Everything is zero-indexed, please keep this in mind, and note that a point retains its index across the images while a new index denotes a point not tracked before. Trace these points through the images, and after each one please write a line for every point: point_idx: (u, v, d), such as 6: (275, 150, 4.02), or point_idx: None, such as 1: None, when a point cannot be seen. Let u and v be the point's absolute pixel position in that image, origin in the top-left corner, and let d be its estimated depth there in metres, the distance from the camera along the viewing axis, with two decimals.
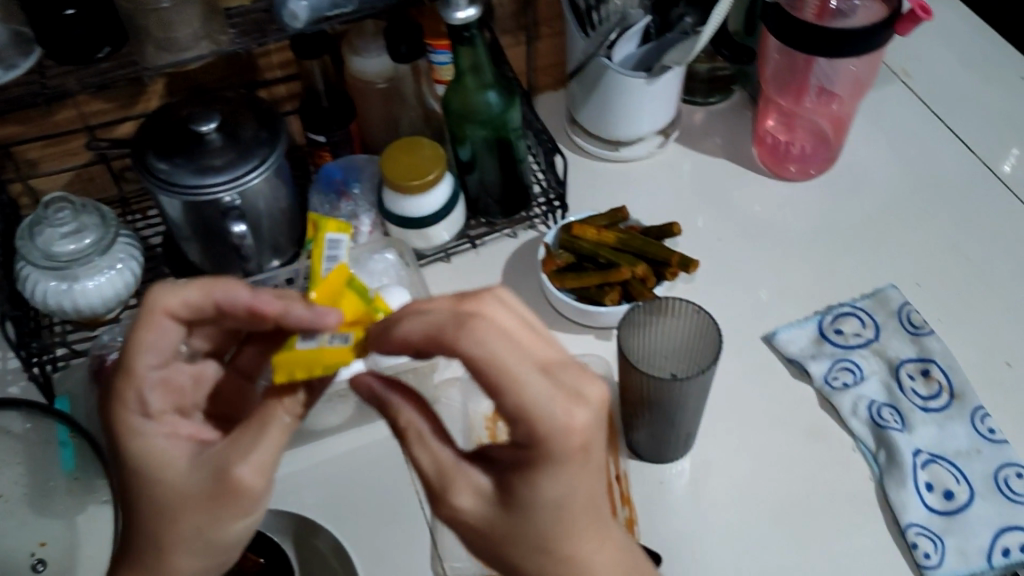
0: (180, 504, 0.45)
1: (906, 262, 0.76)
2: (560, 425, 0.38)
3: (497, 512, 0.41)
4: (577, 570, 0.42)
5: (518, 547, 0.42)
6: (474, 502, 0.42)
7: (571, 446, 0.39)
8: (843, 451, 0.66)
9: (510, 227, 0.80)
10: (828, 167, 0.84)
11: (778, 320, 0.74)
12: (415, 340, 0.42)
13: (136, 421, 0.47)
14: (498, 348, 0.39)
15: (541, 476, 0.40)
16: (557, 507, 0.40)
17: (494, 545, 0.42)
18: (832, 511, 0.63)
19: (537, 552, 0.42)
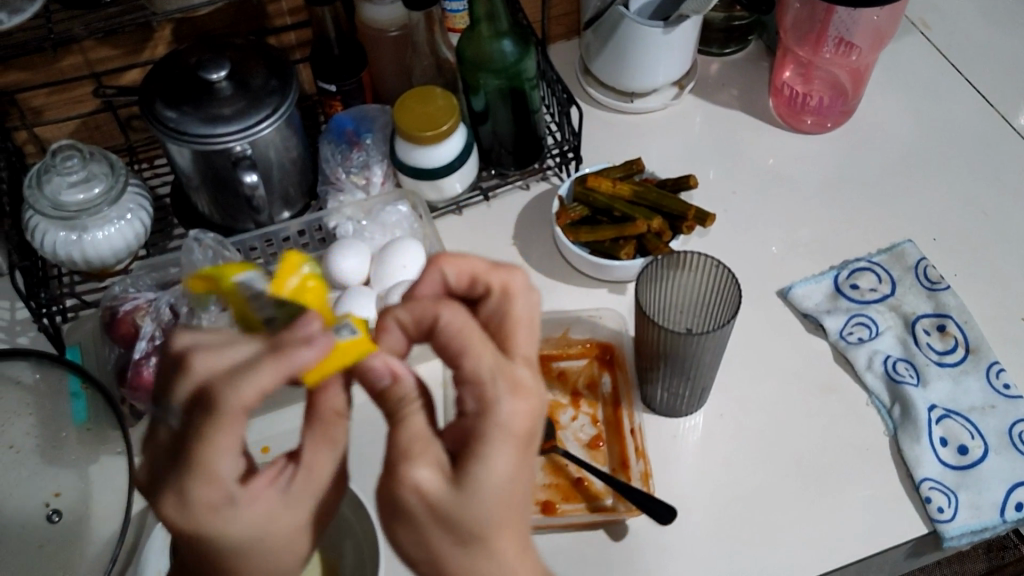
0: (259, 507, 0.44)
1: (733, 242, 0.84)
2: (500, 400, 0.43)
3: (446, 486, 0.42)
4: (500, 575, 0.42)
5: (456, 529, 0.42)
6: (432, 476, 0.42)
7: (509, 422, 0.43)
8: (671, 414, 0.72)
9: (376, 183, 0.81)
10: (669, 149, 0.91)
11: (619, 291, 0.80)
12: (409, 324, 0.48)
13: (201, 434, 0.43)
14: (469, 326, 0.46)
15: (492, 447, 0.42)
16: (499, 490, 0.42)
17: (436, 532, 0.42)
18: (669, 463, 0.70)
19: (467, 541, 0.42)
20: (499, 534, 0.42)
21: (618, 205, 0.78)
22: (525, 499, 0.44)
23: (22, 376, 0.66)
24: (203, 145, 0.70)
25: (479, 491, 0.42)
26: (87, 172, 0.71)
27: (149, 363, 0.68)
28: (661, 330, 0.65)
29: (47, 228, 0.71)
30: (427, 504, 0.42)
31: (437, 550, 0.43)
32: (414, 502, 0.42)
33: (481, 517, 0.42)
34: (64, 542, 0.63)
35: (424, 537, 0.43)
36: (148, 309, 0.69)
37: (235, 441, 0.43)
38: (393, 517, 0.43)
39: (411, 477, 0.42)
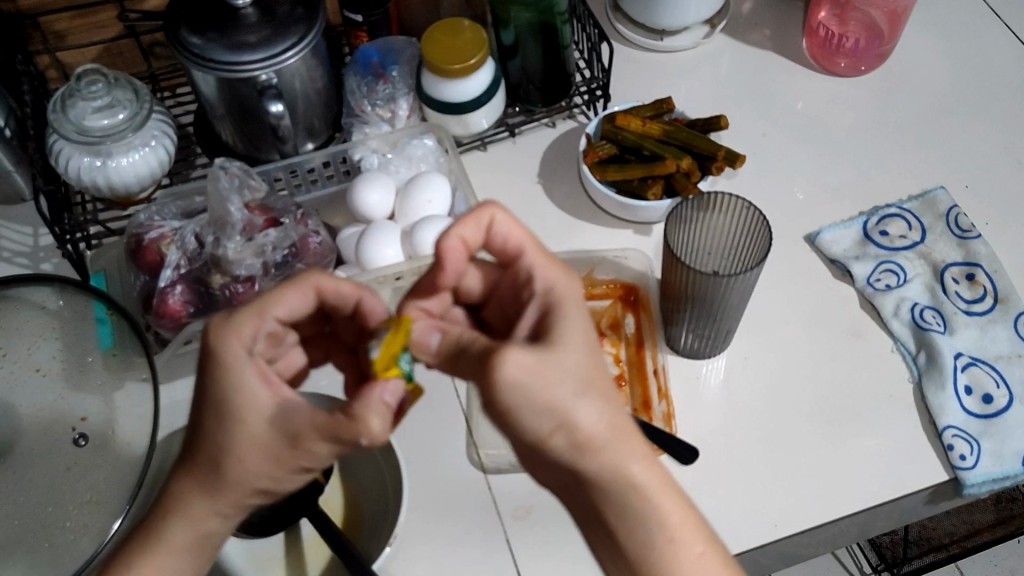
0: (247, 448, 0.45)
1: (761, 185, 0.82)
2: (564, 283, 0.47)
3: (542, 357, 0.41)
4: (616, 427, 0.43)
5: (566, 390, 0.42)
6: (527, 357, 0.41)
7: (574, 294, 0.47)
8: (694, 356, 0.72)
9: (402, 116, 0.79)
10: (698, 89, 0.89)
11: (645, 232, 0.79)
12: (471, 237, 0.50)
13: (238, 354, 0.46)
14: (518, 227, 0.50)
15: (566, 314, 0.45)
16: (587, 344, 0.44)
17: (554, 403, 0.41)
18: (690, 404, 0.70)
19: (578, 403, 0.42)
20: (604, 386, 0.44)
21: (647, 144, 0.76)
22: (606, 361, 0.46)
23: (47, 302, 0.67)
24: (228, 73, 0.69)
25: (575, 349, 0.43)
26: (111, 98, 0.70)
27: (174, 292, 0.68)
28: (688, 271, 0.65)
29: (71, 154, 0.71)
30: (531, 384, 0.41)
31: (559, 424, 0.42)
32: (524, 392, 0.40)
33: (583, 374, 0.42)
34: (92, 463, 0.64)
35: (542, 412, 0.41)
36: (174, 238, 0.69)
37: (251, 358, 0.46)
38: (500, 408, 0.41)
39: (510, 370, 0.40)
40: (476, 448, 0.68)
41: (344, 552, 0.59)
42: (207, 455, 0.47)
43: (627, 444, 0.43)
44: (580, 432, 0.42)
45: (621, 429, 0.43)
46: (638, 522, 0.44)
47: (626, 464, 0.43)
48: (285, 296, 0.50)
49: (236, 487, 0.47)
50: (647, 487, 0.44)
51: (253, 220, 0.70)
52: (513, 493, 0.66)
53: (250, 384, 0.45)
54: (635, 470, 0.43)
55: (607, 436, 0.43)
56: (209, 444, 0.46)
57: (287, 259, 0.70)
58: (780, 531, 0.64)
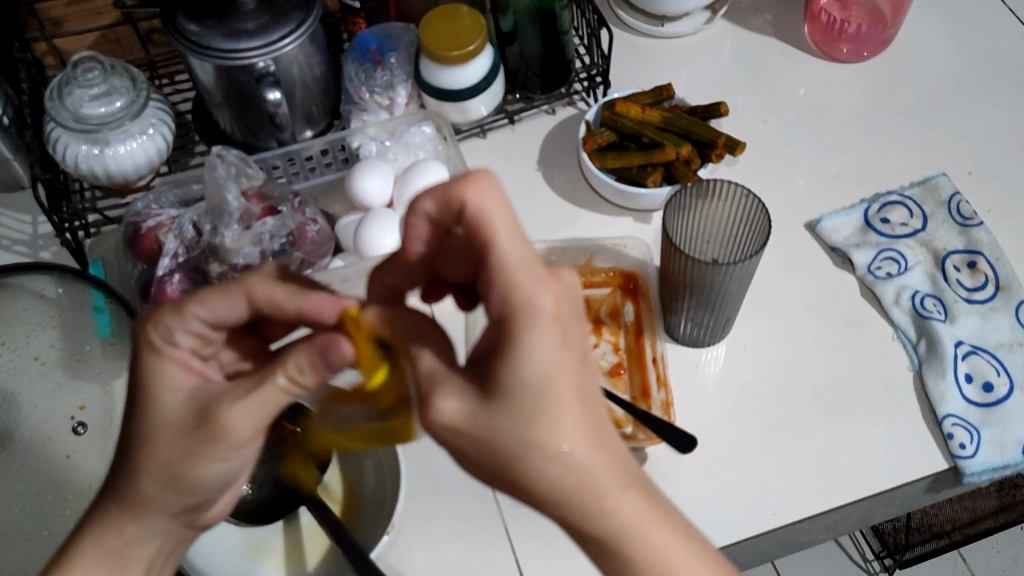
0: (161, 429, 0.44)
1: (762, 172, 0.82)
2: (529, 294, 0.39)
3: (476, 410, 0.38)
4: (578, 473, 0.38)
5: (506, 439, 0.38)
6: (455, 411, 0.38)
7: (544, 310, 0.38)
8: (693, 344, 0.72)
9: (400, 104, 0.79)
10: (700, 75, 0.88)
11: (644, 220, 0.79)
12: (435, 212, 0.44)
13: (155, 340, 0.46)
14: (495, 209, 0.41)
15: (526, 338, 0.38)
16: (543, 383, 0.38)
17: (493, 455, 0.38)
18: (689, 392, 0.70)
19: (525, 456, 0.38)
20: (567, 430, 0.38)
21: (646, 131, 0.76)
22: (584, 390, 0.39)
23: (45, 290, 0.68)
24: (226, 61, 0.68)
25: (522, 395, 0.37)
26: (108, 85, 0.70)
27: (172, 280, 0.67)
28: (687, 259, 0.64)
29: (68, 141, 0.70)
30: (462, 436, 0.38)
31: (507, 471, 0.39)
32: (454, 439, 0.38)
33: (525, 425, 0.37)
34: (92, 451, 0.63)
35: (485, 463, 0.39)
36: (171, 227, 0.69)
37: (166, 348, 0.46)
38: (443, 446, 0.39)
39: (438, 413, 0.38)
40: None
41: (343, 540, 0.59)
42: (128, 448, 0.45)
43: (592, 490, 0.38)
44: (528, 484, 0.39)
45: (579, 484, 0.38)
46: (615, 566, 0.40)
47: (595, 516, 0.39)
48: (216, 294, 0.48)
49: (149, 485, 0.45)
50: (625, 531, 0.39)
51: (251, 208, 0.69)
52: None
53: (168, 376, 0.46)
54: (607, 516, 0.39)
55: (559, 489, 0.38)
56: (132, 439, 0.45)
57: (285, 247, 0.69)
58: (780, 520, 0.64)
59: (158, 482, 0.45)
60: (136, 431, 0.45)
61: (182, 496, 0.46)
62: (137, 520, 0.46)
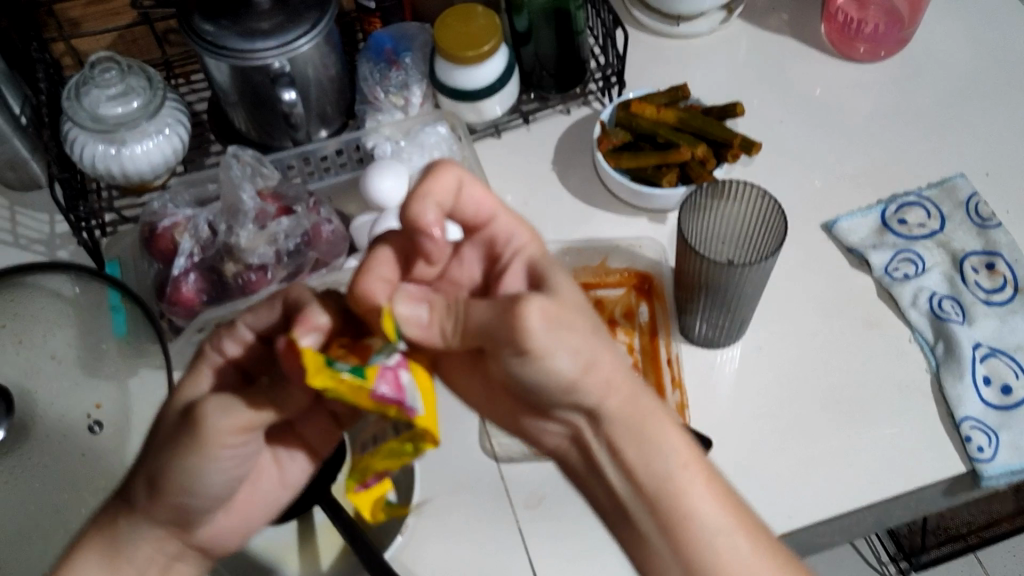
0: (165, 424, 0.48)
1: (778, 173, 0.82)
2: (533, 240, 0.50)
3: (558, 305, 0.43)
4: (624, 372, 0.45)
5: (586, 332, 0.44)
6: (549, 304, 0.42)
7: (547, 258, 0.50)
8: (708, 345, 0.72)
9: (416, 103, 0.79)
10: (715, 75, 0.88)
11: (659, 220, 0.78)
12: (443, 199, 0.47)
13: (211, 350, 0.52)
14: (478, 195, 0.50)
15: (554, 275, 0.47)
16: (580, 298, 0.46)
17: (582, 339, 0.43)
18: (704, 393, 0.70)
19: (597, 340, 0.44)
20: (605, 335, 0.46)
21: (661, 131, 0.76)
22: None
23: (62, 290, 0.70)
24: (241, 61, 0.68)
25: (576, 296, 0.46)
26: (125, 85, 0.70)
27: (188, 279, 0.68)
28: (702, 260, 0.64)
29: (85, 141, 0.71)
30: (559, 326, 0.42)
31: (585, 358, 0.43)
32: (552, 329, 0.42)
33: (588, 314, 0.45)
34: (106, 449, 0.64)
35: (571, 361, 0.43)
36: (187, 226, 0.69)
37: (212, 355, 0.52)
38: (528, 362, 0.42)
39: (538, 307, 0.42)
40: (488, 436, 0.68)
41: (358, 541, 0.59)
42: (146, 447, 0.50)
43: (632, 378, 0.45)
44: (599, 372, 0.43)
45: (629, 375, 0.45)
46: (669, 460, 0.44)
47: (638, 406, 0.45)
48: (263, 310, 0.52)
49: (139, 481, 0.48)
50: (665, 422, 0.45)
51: (267, 208, 0.69)
52: (526, 482, 0.66)
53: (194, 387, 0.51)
54: (648, 407, 0.45)
55: (620, 377, 0.45)
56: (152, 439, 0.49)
57: (300, 247, 0.70)
58: (794, 522, 0.63)
59: (144, 481, 0.48)
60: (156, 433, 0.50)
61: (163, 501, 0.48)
62: (129, 519, 0.49)
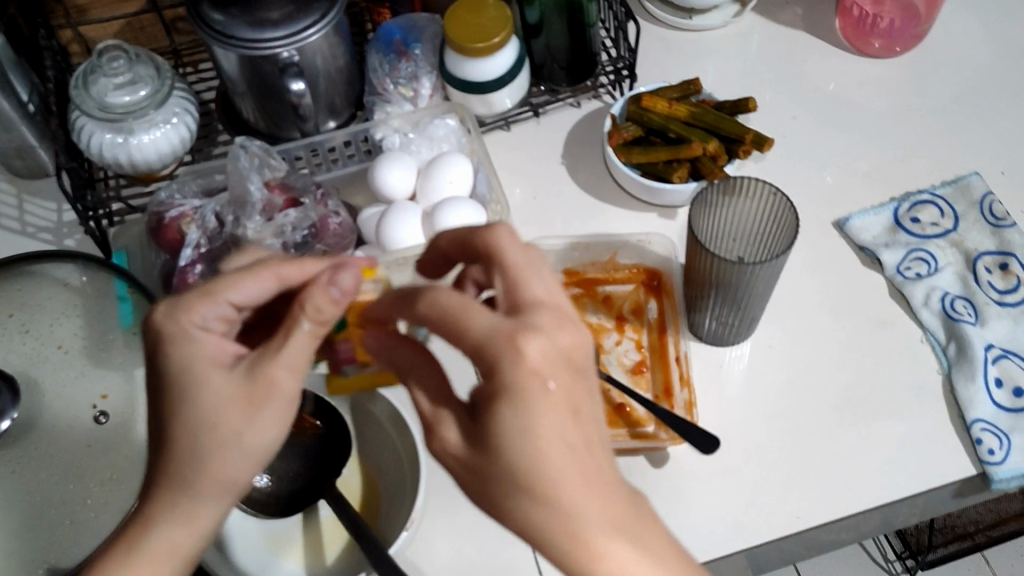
0: (215, 406, 0.43)
1: (790, 169, 0.81)
2: (502, 350, 0.39)
3: (472, 451, 0.40)
4: (565, 533, 0.38)
5: (495, 484, 0.39)
6: (458, 440, 0.41)
7: (517, 374, 0.38)
8: (716, 343, 0.71)
9: (425, 95, 0.78)
10: (728, 69, 0.87)
11: (669, 216, 0.78)
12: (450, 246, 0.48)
13: (189, 325, 0.45)
14: (460, 295, 0.41)
15: (503, 405, 0.38)
16: (529, 441, 0.38)
17: (479, 486, 0.40)
18: (712, 391, 0.69)
19: (511, 497, 0.39)
20: (559, 484, 0.38)
21: (673, 126, 0.75)
22: (580, 451, 0.39)
23: (69, 279, 0.69)
24: (250, 51, 0.68)
25: (512, 444, 0.38)
26: (133, 74, 0.70)
27: (194, 271, 0.66)
28: (712, 257, 0.64)
29: (93, 130, 0.70)
30: (464, 472, 0.40)
31: (484, 503, 0.40)
32: (456, 471, 0.41)
33: (508, 462, 0.38)
34: (112, 441, 0.64)
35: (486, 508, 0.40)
36: (194, 217, 0.68)
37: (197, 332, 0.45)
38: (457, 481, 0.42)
39: (438, 452, 0.41)
40: None
41: (362, 537, 0.59)
42: (174, 432, 0.44)
43: (585, 534, 0.38)
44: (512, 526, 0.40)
45: (561, 533, 0.38)
46: None
47: (578, 557, 0.38)
48: (240, 280, 0.47)
49: (184, 459, 0.43)
50: None
51: (274, 199, 0.69)
52: None
53: (190, 350, 0.44)
54: (597, 564, 0.38)
55: (550, 539, 0.38)
56: (176, 422, 0.43)
57: (307, 239, 0.69)
58: (801, 524, 0.63)
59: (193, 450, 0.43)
60: (176, 413, 0.43)
61: (228, 476, 0.43)
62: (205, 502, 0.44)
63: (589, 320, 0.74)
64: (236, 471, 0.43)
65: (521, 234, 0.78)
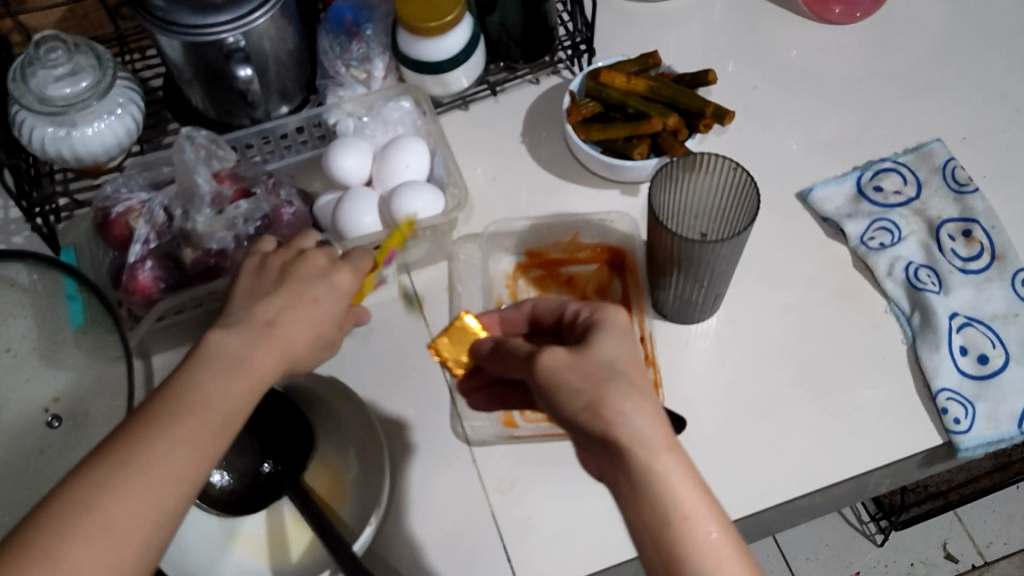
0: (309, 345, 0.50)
1: (752, 141, 0.80)
2: (609, 313, 0.49)
3: (575, 355, 0.45)
4: (637, 425, 0.42)
5: (581, 384, 0.44)
6: (561, 352, 0.45)
7: (618, 318, 0.49)
8: (681, 320, 0.70)
9: (378, 77, 0.76)
10: (688, 40, 0.86)
11: (631, 192, 0.77)
12: (511, 316, 0.59)
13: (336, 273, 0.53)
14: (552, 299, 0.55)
15: (601, 335, 0.47)
16: (614, 361, 0.45)
17: (585, 382, 0.44)
18: (679, 368, 0.68)
19: (602, 388, 0.43)
20: (637, 387, 0.44)
21: (631, 101, 0.73)
22: (648, 383, 0.45)
23: (18, 277, 0.66)
24: (193, 37, 0.65)
25: (609, 351, 0.46)
26: (73, 65, 0.67)
27: (144, 267, 0.65)
28: (672, 236, 0.62)
29: (34, 124, 0.68)
30: (563, 370, 0.44)
31: (587, 402, 0.43)
32: (560, 375, 0.44)
33: (613, 363, 0.45)
34: (65, 445, 0.62)
35: (570, 409, 0.44)
36: (142, 211, 0.66)
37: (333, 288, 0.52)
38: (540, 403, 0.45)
39: (545, 360, 0.45)
40: (459, 420, 0.67)
41: (327, 533, 0.58)
42: (261, 337, 0.48)
43: (654, 433, 0.42)
44: (604, 421, 0.43)
45: (644, 420, 0.43)
46: (652, 506, 0.41)
47: (645, 441, 0.42)
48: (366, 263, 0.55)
49: (271, 361, 0.47)
50: (668, 475, 0.42)
51: (223, 191, 0.67)
52: (499, 465, 0.65)
53: (302, 307, 0.50)
54: (658, 452, 0.42)
55: (630, 425, 0.42)
56: (291, 332, 0.49)
57: (259, 231, 0.67)
58: (768, 500, 0.62)
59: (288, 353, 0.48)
60: (270, 334, 0.48)
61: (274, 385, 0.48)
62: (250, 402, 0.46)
63: None
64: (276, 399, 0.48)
65: (481, 214, 0.76)
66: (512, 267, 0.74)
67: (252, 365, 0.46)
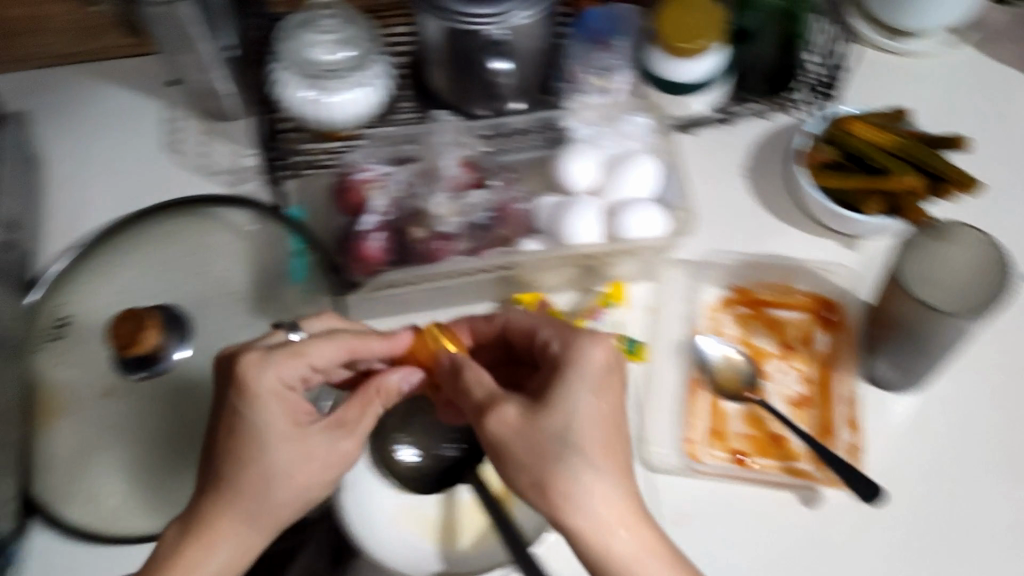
0: (285, 457, 0.54)
1: (986, 217, 0.76)
2: (573, 359, 0.54)
3: (528, 415, 0.52)
4: (588, 501, 0.50)
5: (530, 450, 0.50)
6: (512, 412, 0.52)
7: (588, 364, 0.53)
8: (886, 387, 0.68)
9: (619, 89, 0.76)
10: (933, 99, 0.82)
11: (849, 246, 0.75)
12: (481, 326, 0.64)
13: (274, 379, 0.54)
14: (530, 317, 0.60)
15: (562, 387, 0.52)
16: (568, 421, 0.51)
17: (535, 454, 0.50)
18: (878, 436, 0.67)
19: (550, 459, 0.50)
20: (595, 451, 0.51)
21: (874, 154, 0.70)
22: (614, 441, 0.52)
23: (242, 225, 0.71)
24: (452, 21, 0.67)
25: (571, 410, 0.51)
26: (339, 34, 0.72)
27: (374, 238, 0.67)
28: (906, 299, 0.61)
29: (290, 82, 0.72)
30: (514, 433, 0.51)
31: (533, 481, 0.50)
32: (508, 438, 0.51)
33: (569, 433, 0.51)
34: None
35: (522, 474, 0.51)
36: (378, 184, 0.69)
37: (283, 394, 0.54)
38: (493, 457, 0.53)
39: (493, 425, 0.52)
40: (645, 443, 0.67)
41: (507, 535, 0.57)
42: (245, 473, 0.53)
43: (609, 520, 0.50)
44: (553, 505, 0.50)
45: (603, 502, 0.50)
46: None
47: (600, 520, 0.50)
48: (325, 343, 0.56)
49: (254, 491, 0.54)
50: (626, 553, 0.49)
51: (463, 177, 0.70)
52: (679, 494, 0.65)
53: (273, 409, 0.54)
54: (614, 531, 0.50)
55: (590, 505, 0.50)
56: (240, 452, 0.54)
57: (487, 222, 0.69)
58: None
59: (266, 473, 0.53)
60: (249, 465, 0.53)
61: (275, 523, 0.54)
62: (236, 518, 0.53)
63: (754, 342, 0.71)
64: (288, 512, 0.55)
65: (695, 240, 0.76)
66: (717, 300, 0.73)
67: (234, 493, 0.53)
